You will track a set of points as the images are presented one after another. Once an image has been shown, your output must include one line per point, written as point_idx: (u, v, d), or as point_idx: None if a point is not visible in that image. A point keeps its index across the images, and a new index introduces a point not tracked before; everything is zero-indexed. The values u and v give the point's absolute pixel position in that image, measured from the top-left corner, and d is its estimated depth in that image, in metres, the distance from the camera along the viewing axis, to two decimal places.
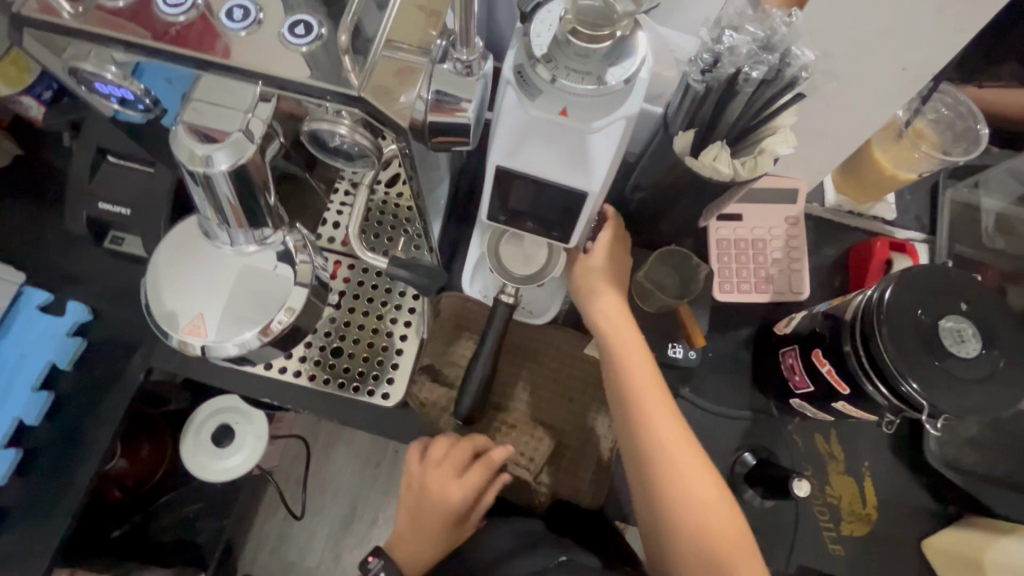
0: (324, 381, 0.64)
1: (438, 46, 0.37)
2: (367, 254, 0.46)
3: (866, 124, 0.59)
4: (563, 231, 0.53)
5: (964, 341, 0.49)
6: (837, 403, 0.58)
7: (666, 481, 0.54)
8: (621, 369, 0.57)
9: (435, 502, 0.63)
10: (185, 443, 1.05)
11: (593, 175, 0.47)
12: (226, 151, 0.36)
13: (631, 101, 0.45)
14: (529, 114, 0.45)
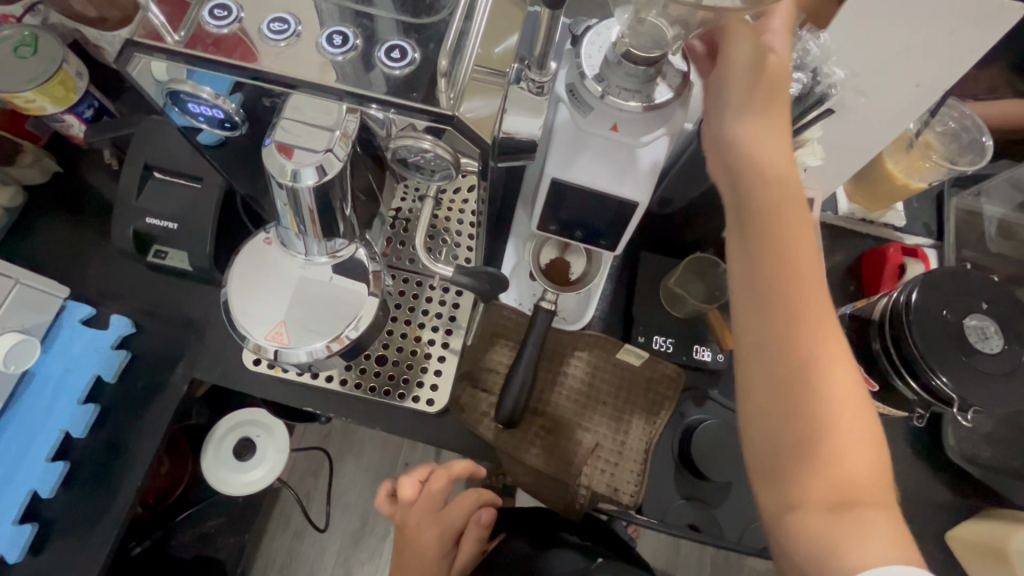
0: (369, 389, 0.66)
1: (514, 68, 0.41)
2: (434, 265, 0.50)
3: (881, 137, 0.63)
4: (610, 239, 0.56)
5: (987, 337, 0.52)
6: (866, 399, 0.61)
7: (801, 412, 0.43)
8: (766, 214, 0.47)
9: (417, 552, 0.68)
10: (206, 455, 1.06)
11: (644, 185, 0.49)
12: (314, 166, 0.38)
13: (679, 115, 0.48)
14: (581, 130, 0.48)
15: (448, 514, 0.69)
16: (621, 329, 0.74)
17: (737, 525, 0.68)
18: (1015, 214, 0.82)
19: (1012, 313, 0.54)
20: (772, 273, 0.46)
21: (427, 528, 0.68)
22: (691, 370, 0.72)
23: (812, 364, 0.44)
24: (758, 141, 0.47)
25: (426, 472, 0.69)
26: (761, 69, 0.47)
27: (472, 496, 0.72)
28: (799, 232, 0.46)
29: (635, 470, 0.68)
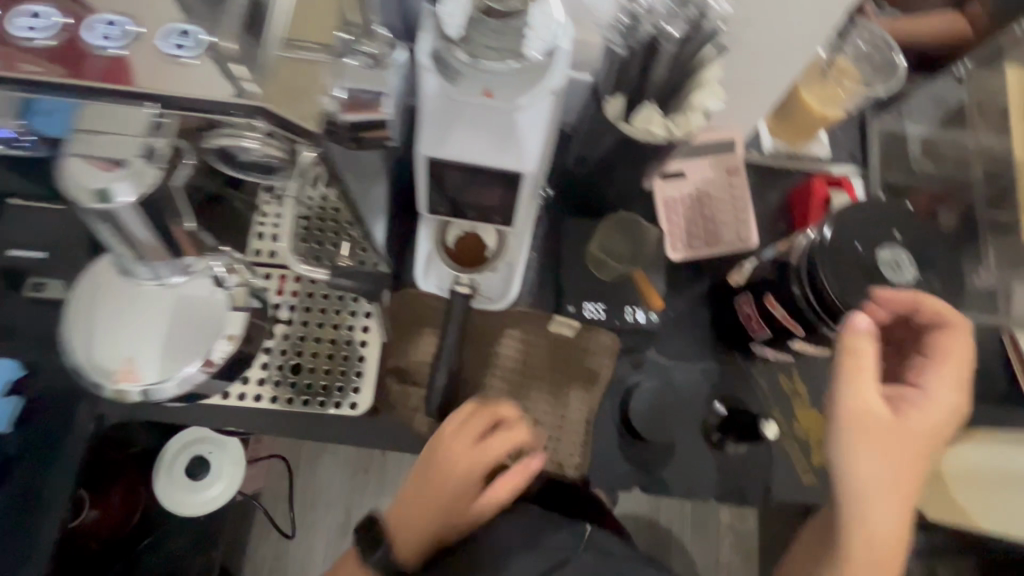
0: (289, 401, 0.62)
1: (341, 40, 0.36)
2: None
3: (788, 69, 0.59)
4: (506, 215, 0.53)
5: (900, 268, 0.51)
6: (793, 342, 0.61)
7: (878, 535, 0.51)
8: (869, 461, 0.51)
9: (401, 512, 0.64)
10: (159, 480, 1.01)
11: (526, 154, 0.45)
12: (127, 183, 0.36)
13: (553, 73, 0.45)
14: (453, 100, 0.44)
15: (484, 455, 0.61)
16: (552, 300, 0.71)
17: (686, 480, 0.67)
18: (938, 132, 0.80)
19: (924, 240, 0.53)
20: (890, 464, 0.51)
21: (460, 462, 0.61)
22: (625, 333, 0.70)
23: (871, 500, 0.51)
24: (870, 410, 0.51)
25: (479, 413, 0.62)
26: (865, 366, 0.51)
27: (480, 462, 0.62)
28: (924, 443, 0.52)
29: (577, 441, 0.67)
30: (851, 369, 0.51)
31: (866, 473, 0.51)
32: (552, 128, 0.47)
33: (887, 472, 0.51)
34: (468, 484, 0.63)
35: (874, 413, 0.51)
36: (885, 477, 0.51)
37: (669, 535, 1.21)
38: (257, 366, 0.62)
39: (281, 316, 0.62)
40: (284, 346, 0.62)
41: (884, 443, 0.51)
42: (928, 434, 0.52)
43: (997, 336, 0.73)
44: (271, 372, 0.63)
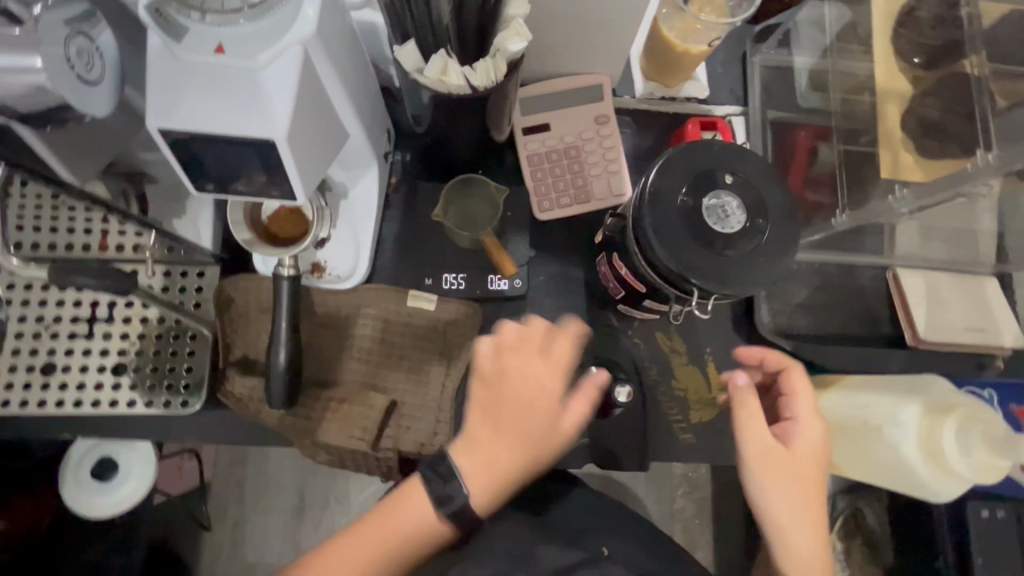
0: (113, 405, 0.58)
1: None
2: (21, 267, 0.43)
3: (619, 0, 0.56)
4: (282, 188, 0.45)
5: (727, 218, 0.47)
6: (646, 301, 0.57)
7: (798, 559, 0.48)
8: (782, 485, 0.48)
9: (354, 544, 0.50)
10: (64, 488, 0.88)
11: (274, 117, 0.39)
12: None
13: (302, 23, 0.39)
14: (178, 59, 0.38)
15: (546, 375, 0.50)
16: (410, 274, 0.67)
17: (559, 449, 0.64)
18: None
19: (755, 184, 0.50)
20: (793, 486, 0.49)
21: (546, 388, 0.50)
22: (488, 302, 0.66)
23: (787, 530, 0.48)
24: (762, 454, 0.49)
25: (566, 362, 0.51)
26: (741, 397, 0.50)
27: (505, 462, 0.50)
28: (817, 472, 0.50)
29: (438, 420, 0.64)
30: (758, 467, 0.49)
31: (786, 507, 0.48)
32: (312, 87, 0.41)
33: (788, 497, 0.48)
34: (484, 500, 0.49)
35: (779, 463, 0.49)
36: (792, 495, 0.48)
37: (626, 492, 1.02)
38: (77, 369, 0.58)
39: (100, 313, 0.59)
40: (105, 345, 0.58)
41: (785, 474, 0.49)
42: (817, 466, 0.50)
43: (883, 276, 0.70)
44: (91, 375, 0.58)
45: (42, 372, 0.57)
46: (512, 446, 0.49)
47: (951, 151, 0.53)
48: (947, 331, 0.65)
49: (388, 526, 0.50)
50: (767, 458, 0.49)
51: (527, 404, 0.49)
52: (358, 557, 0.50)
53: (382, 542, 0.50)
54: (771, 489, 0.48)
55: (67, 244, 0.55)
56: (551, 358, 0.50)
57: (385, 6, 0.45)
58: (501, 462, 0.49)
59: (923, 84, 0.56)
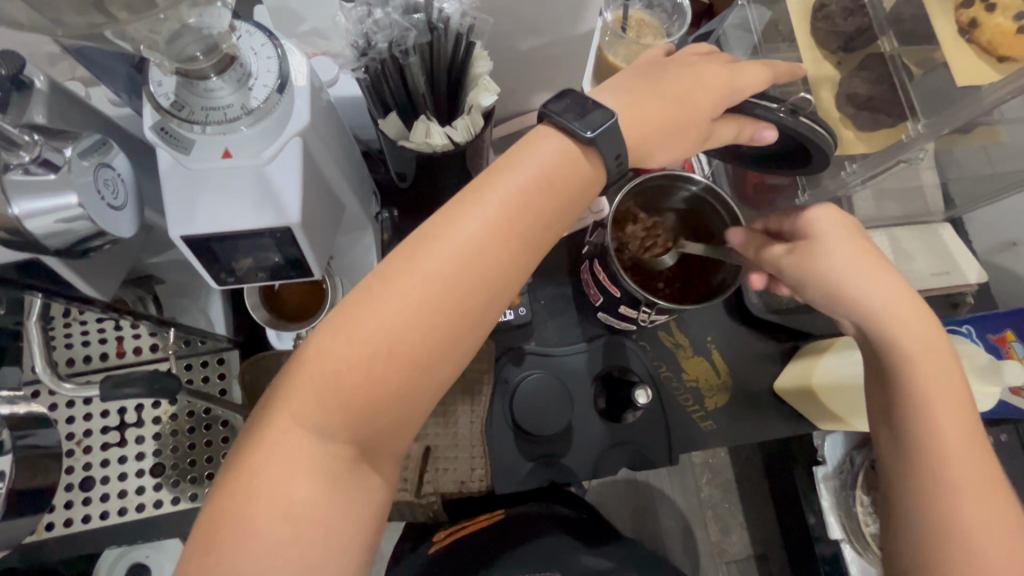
0: (158, 504, 0.59)
1: None
2: (64, 386, 0.49)
3: (562, 40, 0.61)
4: (301, 268, 0.48)
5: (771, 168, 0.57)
6: (621, 307, 0.61)
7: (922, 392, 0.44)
8: (921, 341, 0.45)
9: (399, 284, 0.38)
10: None
11: (285, 206, 0.42)
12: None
13: (297, 115, 0.43)
14: (192, 169, 0.41)
15: (684, 74, 0.46)
16: None
17: (588, 455, 0.67)
18: None
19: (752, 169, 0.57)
20: (933, 350, 0.45)
21: (683, 70, 0.46)
22: (497, 334, 0.70)
23: (930, 377, 0.44)
24: (900, 314, 0.46)
25: (736, 91, 0.47)
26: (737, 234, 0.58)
27: (573, 161, 0.41)
28: (940, 358, 0.45)
29: (475, 456, 0.66)
30: (833, 294, 0.49)
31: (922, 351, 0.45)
32: (314, 172, 0.45)
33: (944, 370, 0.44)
34: (499, 226, 0.39)
35: (901, 322, 0.46)
36: (934, 358, 0.45)
37: (651, 489, 1.03)
38: (116, 478, 0.58)
39: (129, 419, 0.59)
40: (140, 449, 0.59)
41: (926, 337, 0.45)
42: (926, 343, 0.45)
43: (851, 240, 0.76)
44: (131, 481, 0.59)
45: (81, 488, 0.57)
46: (574, 198, 0.42)
47: (884, 121, 0.59)
48: (916, 280, 0.71)
49: (426, 281, 0.38)
50: (918, 326, 0.46)
51: (561, 164, 0.41)
52: (400, 303, 0.38)
53: (439, 300, 0.38)
54: (909, 344, 0.45)
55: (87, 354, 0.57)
56: (664, 67, 0.46)
57: (361, 87, 0.48)
58: (502, 220, 0.40)
59: (846, 67, 0.62)
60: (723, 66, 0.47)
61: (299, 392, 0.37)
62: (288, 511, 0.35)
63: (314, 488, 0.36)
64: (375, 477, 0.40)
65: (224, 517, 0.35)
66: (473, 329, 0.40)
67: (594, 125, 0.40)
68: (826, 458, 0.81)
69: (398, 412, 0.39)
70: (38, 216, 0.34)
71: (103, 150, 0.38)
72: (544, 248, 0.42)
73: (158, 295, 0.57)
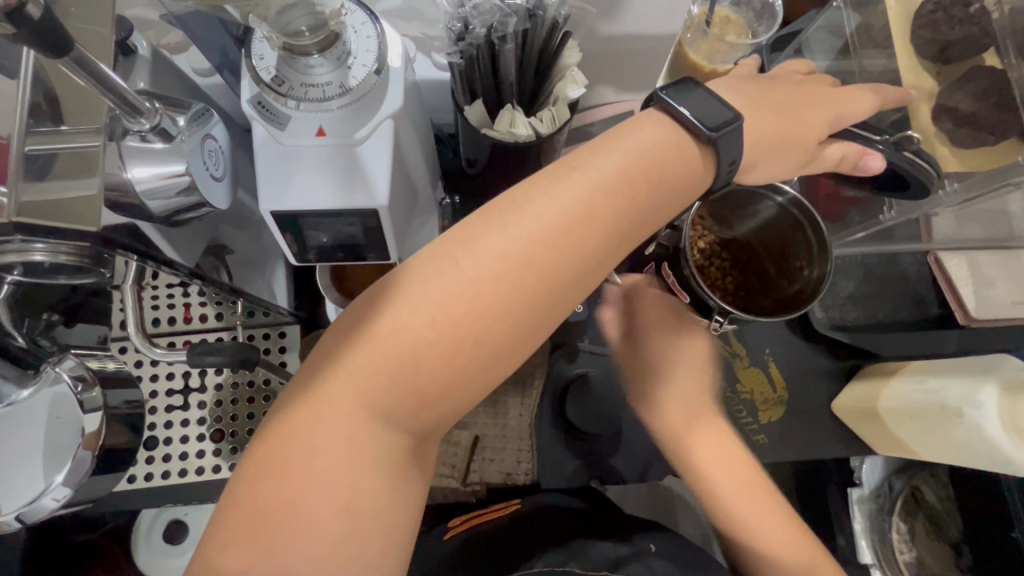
0: (215, 469, 0.60)
1: (114, 121, 0.33)
2: (154, 349, 0.53)
3: None
4: (377, 249, 0.48)
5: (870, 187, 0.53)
6: None
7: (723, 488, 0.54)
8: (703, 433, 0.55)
9: (476, 266, 0.37)
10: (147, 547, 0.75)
11: (372, 187, 0.42)
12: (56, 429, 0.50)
13: (390, 96, 0.42)
14: (286, 145, 0.41)
15: (789, 90, 0.44)
16: None
17: (635, 459, 0.66)
18: None
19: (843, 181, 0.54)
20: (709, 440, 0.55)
21: (789, 87, 0.44)
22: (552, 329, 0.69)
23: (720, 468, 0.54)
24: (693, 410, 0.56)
25: (843, 110, 0.45)
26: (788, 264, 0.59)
27: (671, 153, 0.40)
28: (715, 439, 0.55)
29: (523, 448, 0.66)
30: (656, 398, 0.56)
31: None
32: (400, 155, 0.45)
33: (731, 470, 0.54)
34: (589, 213, 0.38)
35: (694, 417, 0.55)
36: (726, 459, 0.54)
37: (672, 495, 1.01)
38: (178, 440, 0.60)
39: (194, 384, 0.61)
40: (201, 413, 0.61)
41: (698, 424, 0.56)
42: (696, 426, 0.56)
43: (924, 260, 0.72)
44: (192, 444, 0.60)
45: (146, 446, 0.59)
46: (666, 193, 0.40)
47: (986, 140, 0.56)
48: (994, 308, 0.68)
49: (512, 266, 0.37)
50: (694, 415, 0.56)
51: (656, 153, 0.40)
52: (476, 288, 0.36)
53: (515, 290, 0.37)
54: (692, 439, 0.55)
55: (158, 318, 0.59)
56: (769, 80, 0.45)
57: (453, 72, 0.47)
58: (593, 207, 0.38)
59: (947, 80, 0.59)
60: (827, 88, 0.45)
61: (362, 373, 0.36)
62: (350, 501, 0.34)
63: (376, 478, 0.35)
64: (423, 469, 0.39)
65: (279, 504, 0.33)
66: (545, 321, 0.39)
67: (713, 122, 0.39)
68: (863, 482, 0.77)
69: (460, 402, 0.38)
70: (150, 183, 0.34)
71: (205, 118, 0.38)
72: (625, 244, 0.40)
73: (229, 267, 0.56)
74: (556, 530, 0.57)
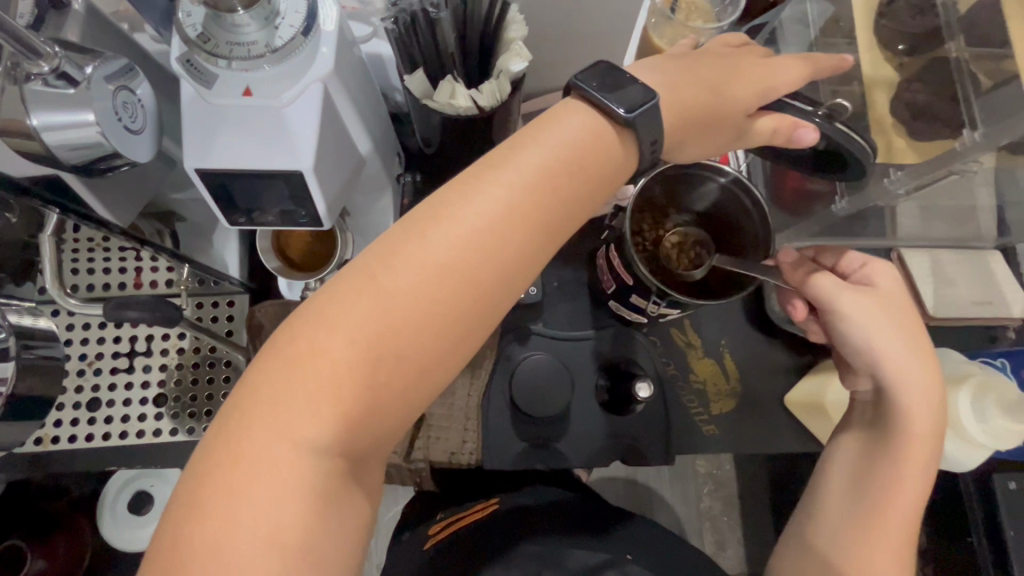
0: (157, 432, 0.60)
1: (17, 66, 0.33)
2: (71, 300, 0.49)
3: None
4: (311, 217, 0.49)
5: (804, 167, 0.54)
6: (632, 297, 0.59)
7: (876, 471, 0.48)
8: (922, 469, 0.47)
9: (396, 280, 0.34)
10: (104, 519, 0.75)
11: (298, 149, 0.42)
12: None
13: (320, 60, 0.42)
14: (212, 105, 0.41)
15: (725, 65, 0.43)
16: None
17: (582, 444, 0.66)
18: None
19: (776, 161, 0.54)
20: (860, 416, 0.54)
21: (723, 61, 0.44)
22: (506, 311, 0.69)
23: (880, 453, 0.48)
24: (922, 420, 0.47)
25: (773, 83, 0.44)
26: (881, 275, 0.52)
27: (596, 137, 0.38)
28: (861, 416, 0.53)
29: (469, 428, 0.66)
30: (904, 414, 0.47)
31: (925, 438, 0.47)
32: (331, 119, 0.45)
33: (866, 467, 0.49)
34: (522, 212, 0.36)
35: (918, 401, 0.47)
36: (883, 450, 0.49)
37: (650, 492, 1.01)
38: (122, 403, 0.60)
39: (139, 348, 0.61)
40: (145, 377, 0.61)
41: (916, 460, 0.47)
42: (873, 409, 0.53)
43: (889, 257, 0.71)
44: (135, 408, 0.60)
45: (88, 407, 0.60)
46: (594, 185, 0.38)
47: (939, 130, 0.54)
48: (955, 307, 0.66)
49: (438, 274, 0.34)
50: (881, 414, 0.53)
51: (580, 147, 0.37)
52: (400, 302, 0.33)
53: (446, 297, 0.34)
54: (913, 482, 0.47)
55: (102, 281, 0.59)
56: (704, 54, 0.44)
57: (389, 39, 0.46)
58: (522, 206, 0.36)
59: (907, 69, 0.57)
60: (764, 66, 0.45)
61: (278, 398, 0.32)
62: (278, 539, 0.31)
63: (307, 513, 0.32)
64: (365, 489, 0.36)
65: (199, 553, 0.30)
66: (482, 325, 0.36)
67: (631, 103, 0.37)
68: None
69: (392, 421, 0.35)
70: (57, 131, 0.35)
71: (129, 75, 0.38)
72: (558, 242, 0.38)
73: (174, 232, 0.57)
74: (518, 527, 0.58)
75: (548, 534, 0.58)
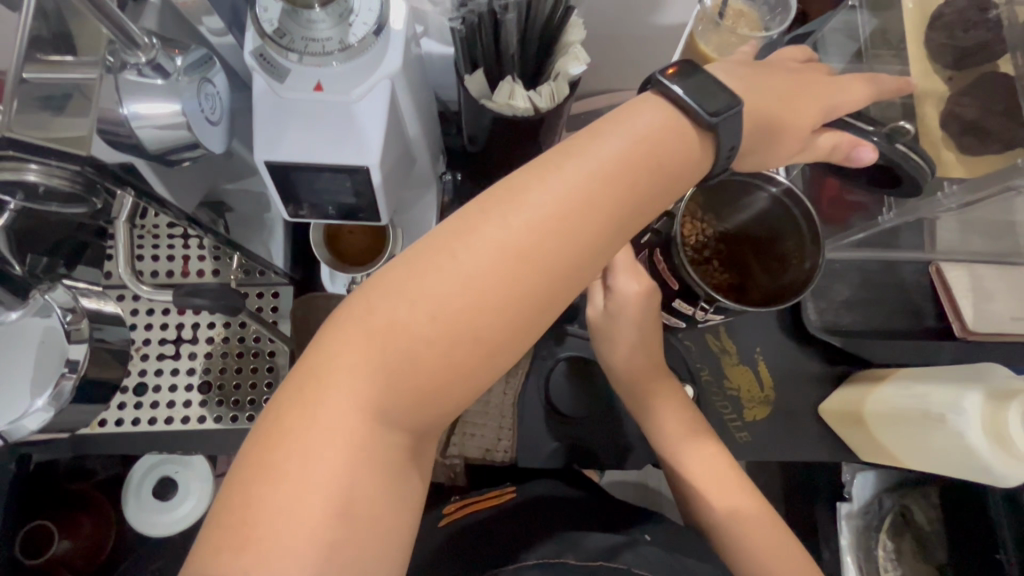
0: (201, 419, 0.61)
1: (115, 57, 0.36)
2: (141, 286, 0.50)
3: None
4: (369, 212, 0.49)
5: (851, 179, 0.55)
6: (675, 302, 0.60)
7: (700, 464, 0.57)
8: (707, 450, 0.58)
9: (468, 262, 0.34)
10: (129, 501, 0.75)
11: (366, 145, 0.43)
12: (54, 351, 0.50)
13: (389, 56, 0.43)
14: (283, 98, 0.42)
15: (789, 77, 0.44)
16: None
17: (616, 446, 0.66)
18: None
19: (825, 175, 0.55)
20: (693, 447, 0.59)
21: (788, 73, 0.44)
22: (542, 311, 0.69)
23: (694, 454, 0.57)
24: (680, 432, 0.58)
25: (835, 99, 0.45)
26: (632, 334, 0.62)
27: (671, 130, 0.38)
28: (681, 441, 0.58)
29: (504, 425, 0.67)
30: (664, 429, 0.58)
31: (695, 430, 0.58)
32: (396, 114, 0.45)
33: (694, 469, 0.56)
34: (595, 200, 0.36)
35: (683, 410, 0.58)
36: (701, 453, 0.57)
37: (661, 497, 0.98)
38: (168, 389, 0.61)
39: (186, 336, 0.62)
40: (191, 365, 0.62)
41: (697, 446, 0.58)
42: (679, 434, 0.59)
43: (927, 270, 0.71)
44: (180, 394, 0.61)
45: (135, 392, 0.61)
46: (666, 181, 0.38)
47: (991, 146, 0.55)
48: (992, 322, 0.67)
49: (511, 257, 0.34)
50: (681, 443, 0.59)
51: (656, 138, 0.37)
52: (471, 284, 0.34)
53: (517, 281, 0.35)
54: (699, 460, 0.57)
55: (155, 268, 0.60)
56: (768, 66, 0.44)
57: (454, 38, 0.47)
58: (595, 195, 0.36)
59: (958, 84, 0.57)
60: (827, 81, 0.45)
61: (352, 371, 0.33)
62: (345, 505, 0.32)
63: (371, 482, 0.33)
64: (421, 468, 0.37)
65: (269, 512, 0.31)
66: (548, 313, 0.37)
67: (713, 105, 0.38)
68: (853, 496, 0.76)
69: (453, 401, 0.36)
70: (149, 120, 0.36)
71: (205, 66, 0.40)
72: (625, 235, 0.38)
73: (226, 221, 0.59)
74: (548, 515, 0.57)
75: (577, 529, 0.55)
